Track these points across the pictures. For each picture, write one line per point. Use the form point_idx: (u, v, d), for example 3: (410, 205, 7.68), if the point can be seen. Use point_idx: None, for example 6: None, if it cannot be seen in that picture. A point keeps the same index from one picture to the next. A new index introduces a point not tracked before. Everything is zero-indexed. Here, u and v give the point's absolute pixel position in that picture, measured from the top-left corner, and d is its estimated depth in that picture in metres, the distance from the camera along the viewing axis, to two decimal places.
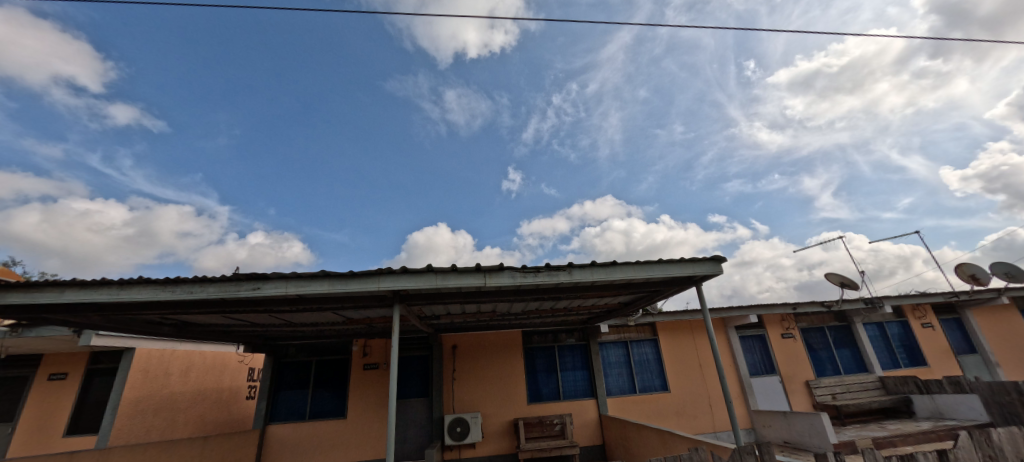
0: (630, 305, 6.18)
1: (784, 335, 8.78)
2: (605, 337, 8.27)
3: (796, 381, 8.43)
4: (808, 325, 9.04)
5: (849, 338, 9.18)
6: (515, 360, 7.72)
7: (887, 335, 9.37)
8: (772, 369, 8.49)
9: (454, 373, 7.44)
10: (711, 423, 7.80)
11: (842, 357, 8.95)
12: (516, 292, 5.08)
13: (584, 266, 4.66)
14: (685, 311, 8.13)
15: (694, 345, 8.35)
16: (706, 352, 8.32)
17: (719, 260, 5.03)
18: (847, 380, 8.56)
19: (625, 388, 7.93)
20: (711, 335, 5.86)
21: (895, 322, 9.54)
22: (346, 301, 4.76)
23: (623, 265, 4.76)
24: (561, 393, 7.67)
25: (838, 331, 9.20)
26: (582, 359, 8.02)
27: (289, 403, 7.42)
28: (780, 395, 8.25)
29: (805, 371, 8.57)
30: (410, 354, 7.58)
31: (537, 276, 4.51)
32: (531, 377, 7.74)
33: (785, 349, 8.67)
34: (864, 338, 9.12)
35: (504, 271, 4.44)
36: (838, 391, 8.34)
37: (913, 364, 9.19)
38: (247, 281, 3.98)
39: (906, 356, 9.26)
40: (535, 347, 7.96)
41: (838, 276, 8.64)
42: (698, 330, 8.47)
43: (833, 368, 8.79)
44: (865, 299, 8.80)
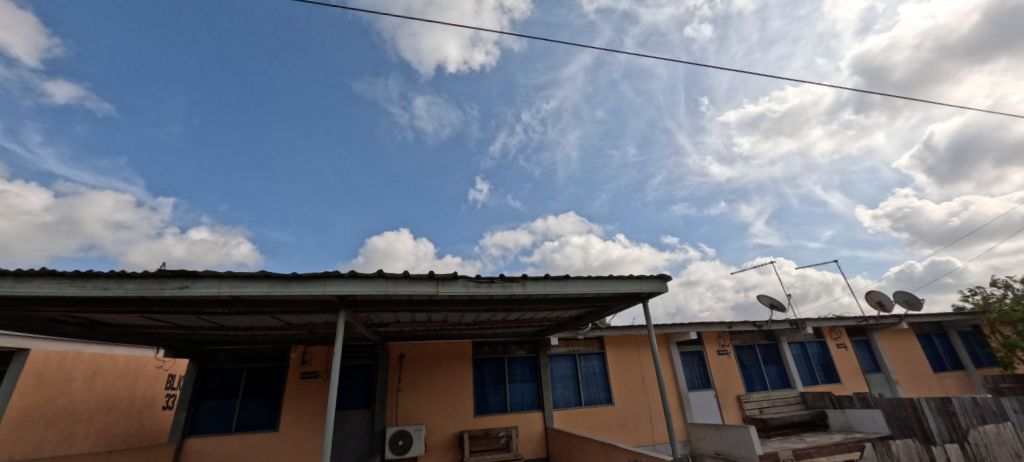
0: (580, 319, 6.31)
1: (719, 351, 9.33)
2: (554, 349, 8.37)
3: (728, 395, 8.94)
4: (741, 343, 9.70)
5: (775, 356, 9.92)
6: (465, 371, 7.61)
7: (808, 354, 10.23)
8: (708, 383, 8.97)
9: (399, 383, 7.18)
10: (650, 436, 8.08)
11: (769, 374, 9.64)
12: (468, 302, 5.03)
13: (538, 279, 4.71)
14: (632, 326, 8.42)
15: (638, 359, 8.67)
16: (649, 366, 8.65)
17: (665, 279, 5.29)
18: (773, 395, 9.23)
19: (571, 400, 8.04)
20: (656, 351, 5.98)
21: (815, 342, 10.45)
22: (287, 304, 4.48)
23: (574, 278, 4.88)
24: (508, 406, 7.62)
25: (766, 349, 9.91)
26: (531, 371, 8.04)
27: (212, 414, 6.80)
28: (714, 408, 8.72)
29: (737, 386, 9.12)
30: (353, 362, 7.24)
31: (490, 287, 4.50)
32: (479, 389, 7.64)
33: (720, 364, 9.21)
34: (788, 356, 9.90)
35: (458, 280, 4.40)
36: (765, 405, 8.96)
37: (829, 381, 10.08)
38: (174, 279, 3.65)
39: (823, 373, 10.15)
40: (485, 357, 7.90)
41: (769, 298, 9.32)
42: (642, 345, 8.81)
43: (761, 384, 9.44)
44: (789, 320, 9.58)
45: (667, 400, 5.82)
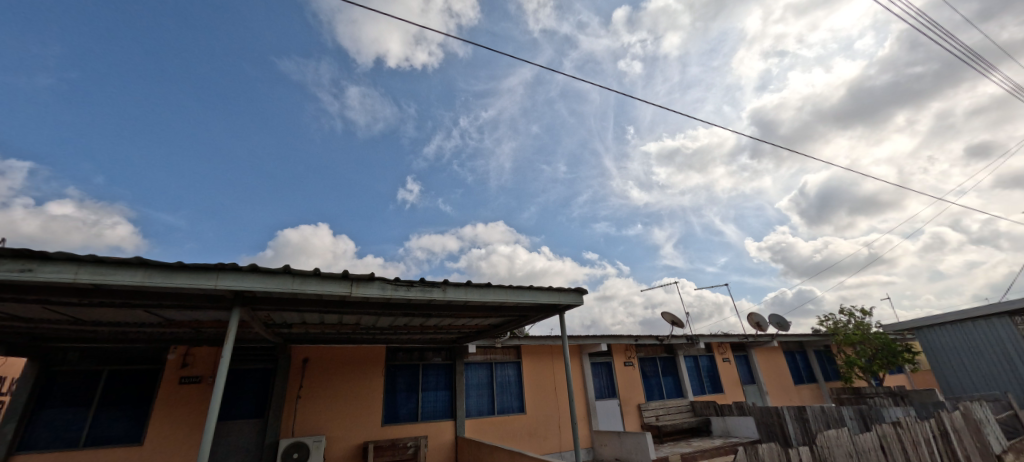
0: (499, 328, 6.37)
1: (625, 363, 10.01)
2: (471, 357, 8.33)
3: (630, 404, 9.60)
4: (645, 355, 10.51)
5: (673, 368, 10.90)
6: (376, 378, 7.23)
7: (699, 367, 11.40)
8: (613, 392, 9.55)
9: (299, 391, 6.59)
10: (558, 443, 8.35)
11: (666, 384, 10.56)
12: (384, 306, 4.81)
13: (459, 285, 4.67)
14: (548, 336, 8.70)
15: (551, 369, 8.96)
16: (561, 376, 8.98)
17: (581, 292, 5.56)
18: (668, 403, 10.10)
19: (484, 409, 8.03)
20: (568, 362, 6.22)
21: (705, 356, 11.68)
22: (167, 298, 3.90)
23: (495, 287, 4.92)
24: (419, 415, 7.39)
25: (665, 361, 10.85)
26: (446, 379, 7.90)
27: (53, 426, 5.63)
28: (617, 416, 9.30)
29: (638, 395, 9.84)
30: (247, 366, 6.51)
31: (408, 291, 4.35)
32: (390, 397, 7.31)
33: (625, 375, 9.87)
34: (683, 368, 10.93)
35: (375, 282, 4.19)
36: (661, 413, 9.78)
37: (715, 391, 11.31)
38: (12, 260, 2.99)
39: (710, 384, 11.36)
40: (399, 364, 7.60)
41: (671, 315, 10.23)
42: (556, 355, 9.14)
43: (658, 393, 10.30)
44: (686, 335, 10.61)
45: (575, 407, 6.06)
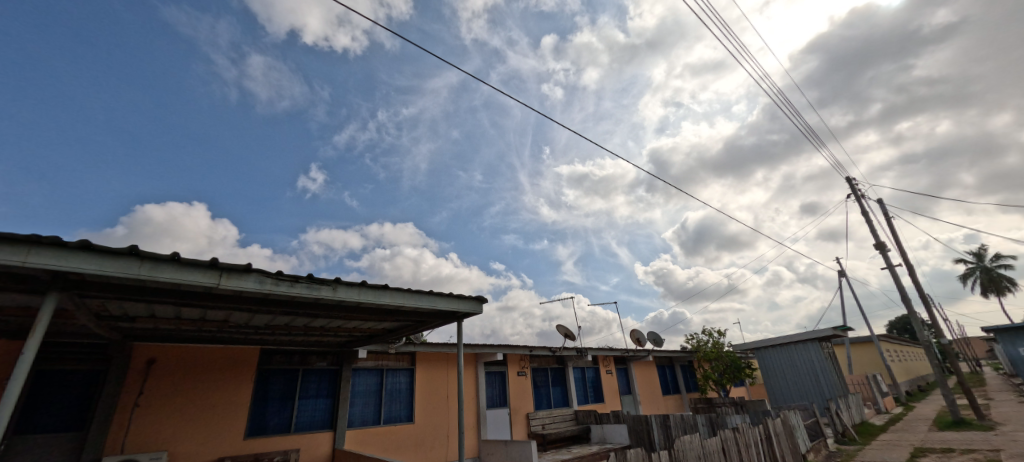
0: (393, 332, 6.12)
1: (519, 373, 10.35)
2: (360, 363, 7.84)
3: (519, 413, 9.92)
4: (538, 365, 11.00)
5: (562, 378, 11.55)
6: (243, 383, 6.38)
7: (585, 378, 12.25)
8: (504, 402, 9.78)
9: (138, 398, 5.50)
10: (444, 454, 8.21)
11: (554, 394, 11.14)
12: (260, 302, 4.29)
13: (352, 284, 4.38)
14: (445, 344, 8.59)
15: (445, 377, 8.86)
16: (454, 384, 8.91)
17: (481, 301, 5.62)
18: (554, 412, 10.66)
19: (369, 419, 7.59)
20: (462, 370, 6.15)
21: (591, 368, 12.61)
22: None
23: (393, 289, 4.72)
24: (292, 426, 6.69)
25: (556, 372, 11.47)
26: (329, 386, 7.30)
27: None
28: (505, 425, 9.52)
29: (527, 404, 10.22)
30: (65, 367, 5.26)
31: (291, 287, 3.94)
32: (259, 405, 6.50)
33: (517, 384, 10.19)
34: (570, 379, 11.65)
35: (251, 274, 3.73)
36: (547, 421, 10.26)
37: (596, 401, 12.21)
38: None
39: (593, 394, 12.26)
40: (275, 368, 6.82)
41: (565, 328, 10.86)
42: (451, 363, 9.07)
43: (546, 402, 10.82)
44: (576, 348, 11.34)
45: (463, 417, 6.02)
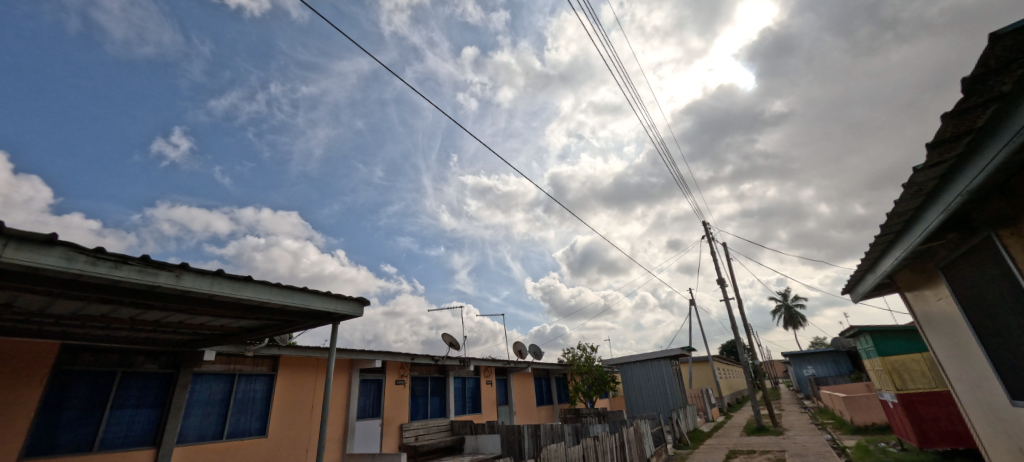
0: (252, 332, 5.43)
1: (397, 381, 10.14)
2: (205, 367, 6.73)
3: (392, 424, 9.68)
4: (418, 374, 10.89)
5: (441, 388, 11.51)
6: (28, 392, 4.90)
7: (464, 388, 12.32)
8: (377, 412, 9.44)
9: None
10: None
11: (432, 404, 11.05)
12: (63, 284, 3.37)
13: (203, 273, 3.74)
14: (314, 348, 8.00)
15: (312, 385, 8.17)
16: (320, 393, 8.30)
17: (362, 303, 5.33)
18: (429, 423, 10.56)
19: (208, 432, 6.53)
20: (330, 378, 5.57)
21: (472, 378, 12.74)
22: None
23: (257, 283, 4.18)
24: (97, 444, 5.40)
25: (436, 381, 11.41)
26: (157, 394, 6.11)
27: None
28: (375, 437, 9.17)
29: (402, 415, 10.02)
30: None
31: (115, 270, 3.20)
32: (46, 418, 5.07)
33: (394, 393, 9.96)
34: (450, 388, 11.66)
35: (54, 248, 2.92)
36: (420, 432, 10.13)
37: (473, 411, 12.34)
38: None
39: (471, 404, 12.38)
40: (79, 370, 5.43)
41: (451, 338, 10.82)
42: (320, 369, 8.42)
43: (422, 413, 10.70)
44: (459, 357, 11.36)
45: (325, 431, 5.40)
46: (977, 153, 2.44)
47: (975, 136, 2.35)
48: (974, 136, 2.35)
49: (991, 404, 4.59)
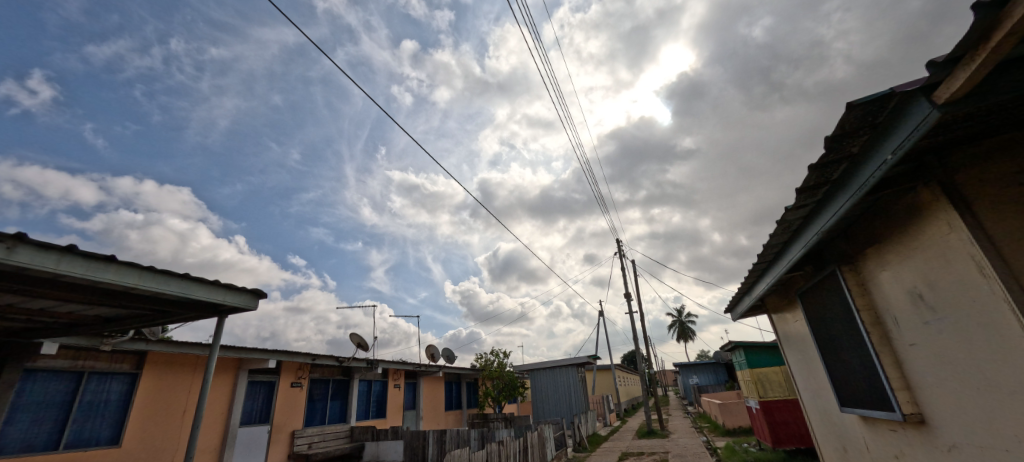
0: (113, 323, 4.69)
1: (292, 383, 9.42)
2: (44, 364, 6.02)
3: (283, 431, 8.92)
4: (319, 376, 10.21)
5: (343, 392, 10.86)
6: None
7: (370, 391, 11.75)
8: (266, 418, 8.69)
9: None
10: None
11: (331, 408, 10.35)
12: None
13: (48, 248, 3.09)
14: (193, 345, 7.27)
15: (184, 387, 7.54)
16: (195, 396, 7.68)
17: (257, 295, 4.94)
18: (326, 430, 9.88)
19: (41, 441, 5.82)
20: (207, 380, 4.87)
21: (379, 381, 12.20)
22: None
23: (123, 265, 3.58)
24: None
25: (338, 384, 10.75)
26: None
27: None
28: (261, 445, 8.38)
29: (295, 421, 9.28)
30: None
31: None
32: None
33: (288, 396, 9.24)
34: (354, 392, 11.03)
35: None
36: (315, 440, 9.47)
37: (377, 416, 11.79)
38: None
39: (375, 409, 11.80)
40: None
41: (359, 338, 10.27)
42: (196, 370, 7.79)
43: (320, 418, 9.98)
44: (366, 359, 10.82)
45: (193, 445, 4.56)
46: (830, 202, 2.96)
47: (831, 187, 2.85)
48: (830, 187, 2.86)
49: (828, 411, 5.58)
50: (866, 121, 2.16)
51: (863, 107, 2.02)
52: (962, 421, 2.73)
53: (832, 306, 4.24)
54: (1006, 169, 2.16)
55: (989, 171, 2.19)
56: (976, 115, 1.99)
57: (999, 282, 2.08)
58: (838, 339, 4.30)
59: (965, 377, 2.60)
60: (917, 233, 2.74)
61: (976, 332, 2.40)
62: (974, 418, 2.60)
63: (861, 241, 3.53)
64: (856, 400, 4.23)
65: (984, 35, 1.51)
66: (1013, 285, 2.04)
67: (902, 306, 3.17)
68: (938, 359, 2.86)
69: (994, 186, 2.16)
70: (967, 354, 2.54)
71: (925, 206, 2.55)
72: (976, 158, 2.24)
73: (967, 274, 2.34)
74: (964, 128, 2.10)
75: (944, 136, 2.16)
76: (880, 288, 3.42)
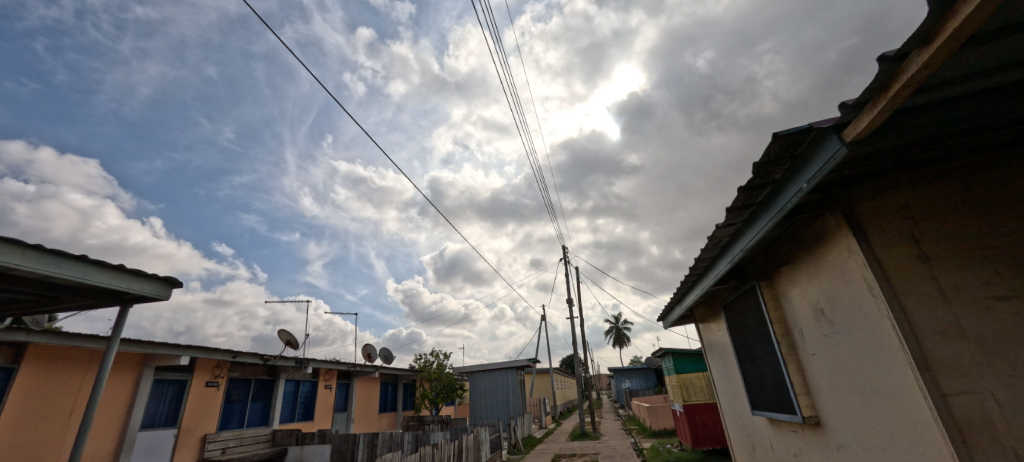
0: None
1: (208, 383, 8.62)
2: None
3: (192, 435, 8.10)
4: (239, 375, 9.43)
5: (267, 392, 10.11)
6: None
7: (297, 392, 11.04)
8: (173, 421, 7.85)
9: None
10: None
11: (251, 410, 9.58)
12: None
13: None
14: (89, 338, 6.46)
15: (74, 385, 6.67)
16: (85, 396, 6.80)
17: (171, 284, 4.50)
18: (244, 433, 9.12)
19: None
20: (101, 376, 4.32)
21: (308, 381, 11.51)
22: None
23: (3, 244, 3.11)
24: None
25: (261, 384, 10.00)
26: None
27: None
28: (164, 451, 7.53)
29: (208, 424, 8.47)
30: None
31: None
32: None
33: (201, 397, 8.43)
34: (279, 392, 10.30)
35: None
36: (230, 445, 8.70)
37: (303, 418, 11.09)
38: None
39: (302, 411, 11.11)
40: None
41: (288, 335, 9.63)
42: (90, 367, 6.93)
43: (237, 421, 9.19)
44: (296, 358, 10.17)
45: (77, 453, 3.96)
46: (755, 222, 3.31)
47: (755, 208, 3.20)
48: (755, 208, 3.20)
49: (741, 415, 6.17)
50: (789, 151, 2.46)
51: (787, 138, 2.31)
52: (850, 421, 3.16)
53: (750, 317, 4.73)
54: (894, 204, 2.56)
55: (880, 205, 2.58)
56: (873, 155, 2.36)
57: (884, 299, 2.46)
58: (753, 348, 4.79)
59: (855, 382, 3.01)
60: (823, 255, 3.14)
61: (864, 343, 2.80)
62: (860, 419, 3.02)
63: (778, 259, 3.98)
64: (765, 403, 4.73)
65: (884, 86, 1.78)
66: (894, 302, 2.42)
67: (807, 319, 3.61)
68: (834, 367, 3.28)
69: (885, 217, 2.55)
70: (856, 362, 2.95)
71: (831, 230, 2.94)
72: (874, 191, 2.62)
73: (860, 292, 2.73)
74: (865, 165, 2.47)
75: (848, 170, 2.52)
76: (791, 302, 3.87)
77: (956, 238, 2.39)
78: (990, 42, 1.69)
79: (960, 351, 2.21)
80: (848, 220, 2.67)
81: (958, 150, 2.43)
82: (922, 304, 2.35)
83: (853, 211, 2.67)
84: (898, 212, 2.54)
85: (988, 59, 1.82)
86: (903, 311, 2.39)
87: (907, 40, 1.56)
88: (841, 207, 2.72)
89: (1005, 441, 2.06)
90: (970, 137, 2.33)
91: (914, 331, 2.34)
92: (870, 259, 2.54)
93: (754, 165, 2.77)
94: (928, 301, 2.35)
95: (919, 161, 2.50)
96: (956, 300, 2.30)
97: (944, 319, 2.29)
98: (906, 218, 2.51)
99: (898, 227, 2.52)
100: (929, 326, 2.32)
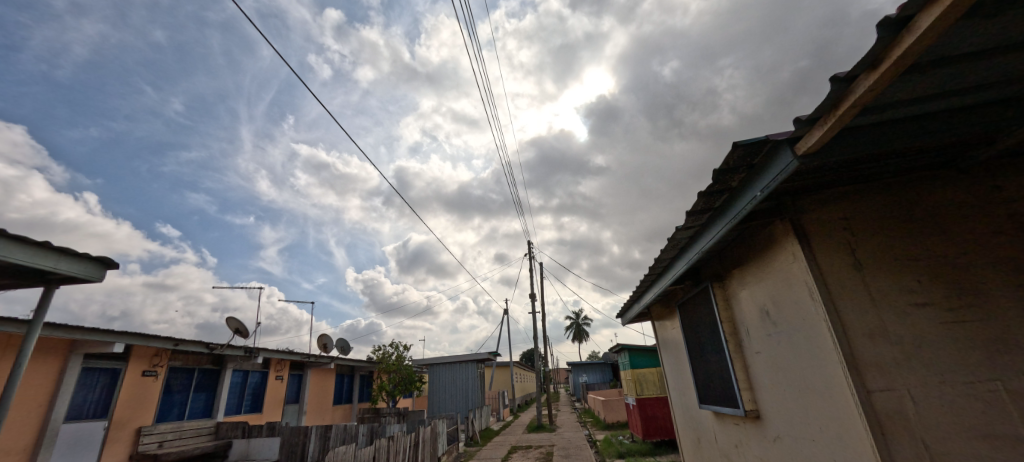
0: None
1: (144, 372, 8.07)
2: None
3: (125, 428, 7.56)
4: (181, 364, 8.89)
5: (211, 383, 9.59)
6: None
7: (245, 383, 10.55)
8: (103, 412, 7.30)
9: None
10: None
11: (193, 402, 9.07)
12: None
13: None
14: (6, 321, 5.87)
15: None
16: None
17: (107, 265, 4.20)
18: (185, 426, 8.63)
19: None
20: (22, 363, 3.97)
21: (258, 372, 11.02)
22: None
23: None
24: None
25: (205, 374, 9.47)
26: None
27: None
28: (92, 445, 6.99)
29: (143, 416, 7.92)
30: None
31: None
32: None
33: (136, 387, 7.88)
34: (225, 383, 9.80)
35: None
36: (168, 438, 8.21)
37: (251, 410, 10.61)
38: None
39: (250, 403, 10.62)
40: None
41: (237, 323, 9.16)
42: (5, 352, 6.30)
43: (177, 413, 8.67)
44: (245, 347, 9.70)
45: None
46: (712, 226, 3.55)
47: (713, 214, 3.42)
48: (713, 214, 3.43)
49: (690, 409, 6.54)
50: (746, 161, 2.67)
51: (745, 148, 2.50)
52: (787, 415, 3.46)
53: (703, 316, 5.05)
54: (835, 216, 2.84)
55: (823, 216, 2.86)
56: (819, 169, 2.61)
57: (822, 302, 2.73)
58: (704, 345, 5.10)
59: (794, 380, 3.29)
60: (771, 260, 3.42)
61: (803, 342, 3.08)
62: (797, 414, 3.31)
63: (730, 262, 4.27)
64: (712, 398, 5.06)
65: (834, 104, 1.97)
66: (830, 304, 2.70)
67: (753, 318, 3.92)
68: (775, 364, 3.58)
69: (826, 228, 2.83)
70: (796, 360, 3.23)
71: (779, 237, 3.21)
72: (818, 203, 2.89)
73: (802, 295, 3.01)
74: (811, 178, 2.73)
75: (797, 182, 2.77)
76: (740, 302, 4.18)
77: (887, 249, 2.69)
78: (922, 73, 1.93)
79: (882, 352, 2.51)
80: (794, 229, 2.93)
81: (890, 169, 2.73)
82: (854, 308, 2.64)
83: (799, 220, 2.92)
84: (838, 223, 2.82)
85: (919, 90, 2.07)
86: (838, 314, 2.67)
87: (858, 63, 1.73)
88: (789, 215, 2.98)
89: (919, 433, 2.34)
90: (901, 158, 2.63)
91: (848, 333, 2.62)
92: (812, 264, 2.80)
93: (714, 172, 2.97)
94: (859, 304, 2.64)
95: (857, 178, 2.80)
96: (884, 305, 2.59)
97: (872, 324, 2.58)
98: (844, 229, 2.80)
99: (838, 237, 2.79)
100: (860, 330, 2.60)
